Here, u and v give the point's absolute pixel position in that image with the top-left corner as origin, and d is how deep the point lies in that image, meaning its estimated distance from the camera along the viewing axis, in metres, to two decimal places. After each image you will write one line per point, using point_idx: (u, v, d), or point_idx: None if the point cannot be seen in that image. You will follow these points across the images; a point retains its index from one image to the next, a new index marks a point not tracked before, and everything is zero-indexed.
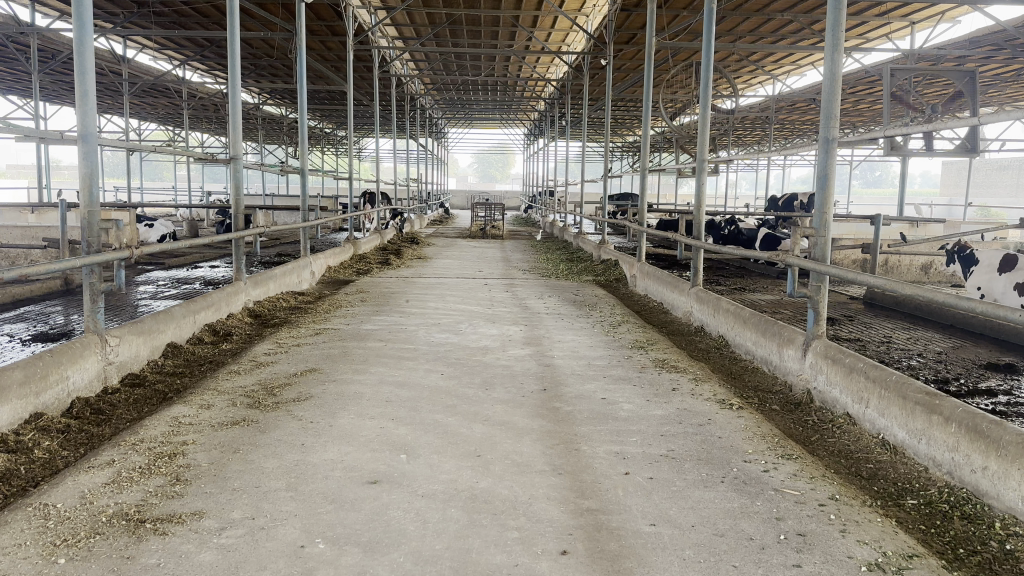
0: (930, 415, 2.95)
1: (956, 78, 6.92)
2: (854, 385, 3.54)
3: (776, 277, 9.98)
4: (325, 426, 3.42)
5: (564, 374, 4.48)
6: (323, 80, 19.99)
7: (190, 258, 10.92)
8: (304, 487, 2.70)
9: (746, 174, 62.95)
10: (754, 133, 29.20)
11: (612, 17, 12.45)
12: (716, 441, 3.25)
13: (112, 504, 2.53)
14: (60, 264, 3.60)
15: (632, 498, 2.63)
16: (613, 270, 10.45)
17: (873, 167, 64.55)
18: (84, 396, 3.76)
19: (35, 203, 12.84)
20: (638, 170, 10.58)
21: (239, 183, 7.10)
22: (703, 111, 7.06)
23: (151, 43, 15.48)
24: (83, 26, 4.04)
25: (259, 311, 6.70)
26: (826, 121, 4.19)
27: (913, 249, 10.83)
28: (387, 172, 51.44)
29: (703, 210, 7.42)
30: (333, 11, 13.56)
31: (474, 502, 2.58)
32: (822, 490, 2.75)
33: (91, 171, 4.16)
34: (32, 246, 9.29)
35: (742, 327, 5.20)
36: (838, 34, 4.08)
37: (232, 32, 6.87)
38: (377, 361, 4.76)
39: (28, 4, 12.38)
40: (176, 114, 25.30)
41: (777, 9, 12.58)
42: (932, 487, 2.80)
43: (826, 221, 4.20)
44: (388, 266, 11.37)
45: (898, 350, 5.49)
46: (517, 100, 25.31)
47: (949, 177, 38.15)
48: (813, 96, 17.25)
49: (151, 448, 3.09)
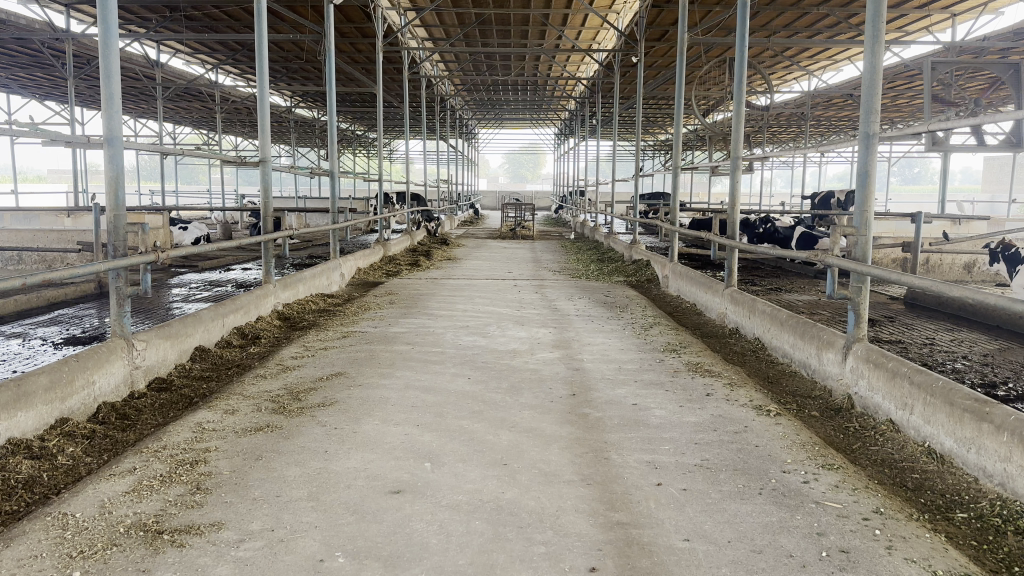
0: (979, 423, 2.78)
1: (1001, 70, 6.58)
2: (898, 391, 3.36)
3: (814, 277, 9.72)
4: (349, 432, 3.36)
5: (594, 378, 4.37)
6: (353, 82, 20.15)
7: (224, 260, 11.08)
8: (326, 497, 2.64)
9: (781, 172, 61.94)
10: (789, 130, 28.67)
11: (643, 13, 12.23)
12: (753, 450, 3.12)
13: (130, 514, 2.50)
14: (88, 268, 3.58)
15: (664, 511, 2.51)
16: (645, 270, 10.30)
17: (911, 162, 62.88)
18: (110, 401, 3.77)
19: (72, 207, 13.17)
20: (668, 169, 10.38)
21: (269, 185, 7.10)
22: (736, 108, 6.83)
23: (184, 49, 15.81)
24: (109, 29, 4.07)
25: (288, 313, 6.71)
26: (866, 114, 4.00)
27: (957, 247, 10.43)
28: (419, 174, 51.94)
29: (738, 209, 7.20)
30: (362, 13, 13.60)
31: (500, 513, 2.49)
32: (866, 502, 2.60)
33: (118, 174, 4.17)
34: (69, 248, 9.46)
35: (779, 329, 5.00)
36: (880, 24, 3.88)
37: (260, 34, 6.83)
38: (404, 364, 4.71)
39: (65, 12, 12.66)
40: (209, 119, 25.80)
41: (814, 2, 12.26)
42: (983, 500, 2.62)
43: (867, 219, 4.01)
44: (418, 267, 11.35)
45: (942, 352, 5.24)
46: (546, 99, 25.19)
47: (992, 172, 36.93)
48: (850, 91, 16.84)
49: (173, 455, 3.07)
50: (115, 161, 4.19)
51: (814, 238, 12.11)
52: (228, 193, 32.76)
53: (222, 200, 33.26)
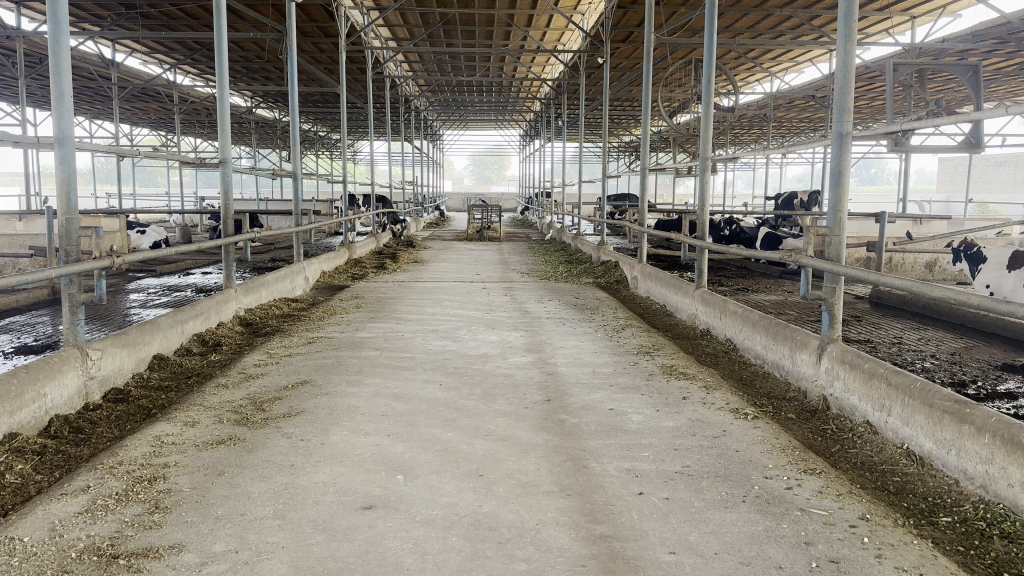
0: (960, 425, 2.76)
1: (959, 72, 6.67)
2: (875, 392, 3.35)
3: (780, 277, 9.82)
4: (317, 444, 3.22)
5: (569, 383, 4.27)
6: (316, 82, 19.78)
7: (183, 265, 10.70)
8: (293, 515, 2.50)
9: (743, 173, 63.20)
10: (752, 131, 29.21)
11: (609, 14, 12.18)
12: (733, 455, 3.06)
13: (82, 537, 2.32)
14: (39, 275, 3.36)
15: (647, 522, 2.44)
16: (613, 272, 10.28)
17: (869, 164, 64.44)
18: (63, 413, 3.56)
19: (22, 211, 12.64)
20: (636, 170, 10.32)
21: (229, 187, 6.81)
22: (704, 109, 6.80)
23: (140, 47, 15.36)
24: (58, 23, 3.80)
25: (251, 319, 6.49)
26: (838, 114, 3.98)
27: (918, 246, 10.65)
28: (383, 175, 51.59)
29: (706, 209, 7.20)
30: (324, 12, 13.35)
31: (477, 529, 2.38)
32: (851, 508, 2.56)
33: (69, 177, 3.94)
34: (21, 254, 9.08)
35: (752, 330, 5.00)
36: (853, 24, 3.87)
37: (218, 28, 6.56)
38: (373, 371, 4.56)
39: (14, 9, 12.14)
40: (167, 120, 25.14)
41: (778, 5, 12.38)
42: (966, 503, 2.60)
43: (839, 219, 4.00)
44: (384, 270, 11.15)
45: (910, 351, 5.28)
46: (511, 100, 25.11)
47: (946, 173, 38.09)
48: (812, 92, 17.14)
49: (130, 471, 2.88)
50: (67, 163, 3.95)
51: (779, 238, 12.29)
52: (187, 195, 31.96)
53: (180, 203, 32.46)
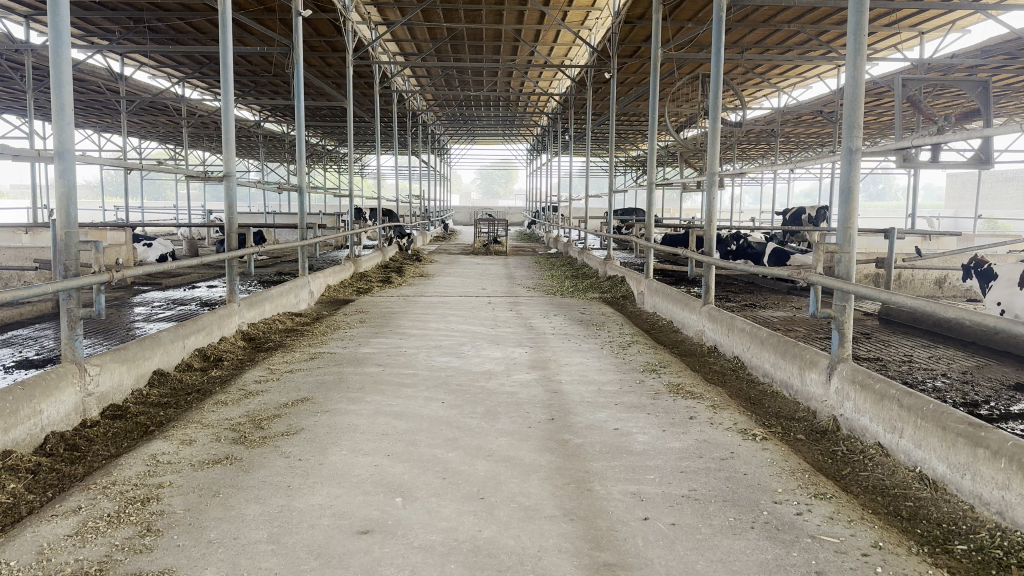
0: (975, 448, 2.67)
1: (968, 87, 6.57)
2: (886, 414, 3.26)
3: (788, 293, 9.71)
4: (314, 464, 3.15)
5: (573, 401, 4.20)
6: (324, 97, 19.91)
7: (188, 279, 10.69)
8: (288, 539, 2.43)
9: (750, 189, 63.18)
10: (759, 146, 29.19)
11: (615, 29, 12.15)
12: (742, 479, 2.97)
13: (71, 561, 2.26)
14: (40, 289, 3.33)
15: (653, 549, 2.35)
16: (619, 287, 10.19)
17: (876, 179, 64.27)
18: (59, 430, 3.50)
19: (29, 223, 12.70)
20: (644, 184, 10.24)
21: (233, 201, 6.78)
22: (711, 125, 6.74)
23: (149, 61, 15.49)
24: (60, 37, 3.79)
25: (253, 334, 6.44)
26: (849, 129, 3.92)
27: (928, 263, 10.54)
28: (390, 189, 51.85)
29: (713, 224, 7.12)
30: (332, 26, 13.43)
31: (477, 556, 2.31)
32: (863, 536, 2.47)
33: (70, 190, 3.92)
34: (26, 267, 9.08)
35: (759, 348, 4.91)
36: (862, 37, 3.81)
37: (223, 43, 6.56)
38: (374, 388, 4.49)
39: (23, 22, 12.24)
40: (175, 134, 25.33)
41: (785, 20, 12.35)
42: (982, 530, 2.51)
43: (849, 236, 3.91)
44: (389, 284, 11.11)
45: (921, 370, 5.18)
46: (518, 114, 25.20)
47: (954, 189, 37.91)
48: (819, 107, 17.11)
49: (123, 491, 2.82)
50: (67, 176, 3.92)
51: (787, 253, 12.18)
52: (195, 208, 32.16)
53: (188, 216, 32.62)
